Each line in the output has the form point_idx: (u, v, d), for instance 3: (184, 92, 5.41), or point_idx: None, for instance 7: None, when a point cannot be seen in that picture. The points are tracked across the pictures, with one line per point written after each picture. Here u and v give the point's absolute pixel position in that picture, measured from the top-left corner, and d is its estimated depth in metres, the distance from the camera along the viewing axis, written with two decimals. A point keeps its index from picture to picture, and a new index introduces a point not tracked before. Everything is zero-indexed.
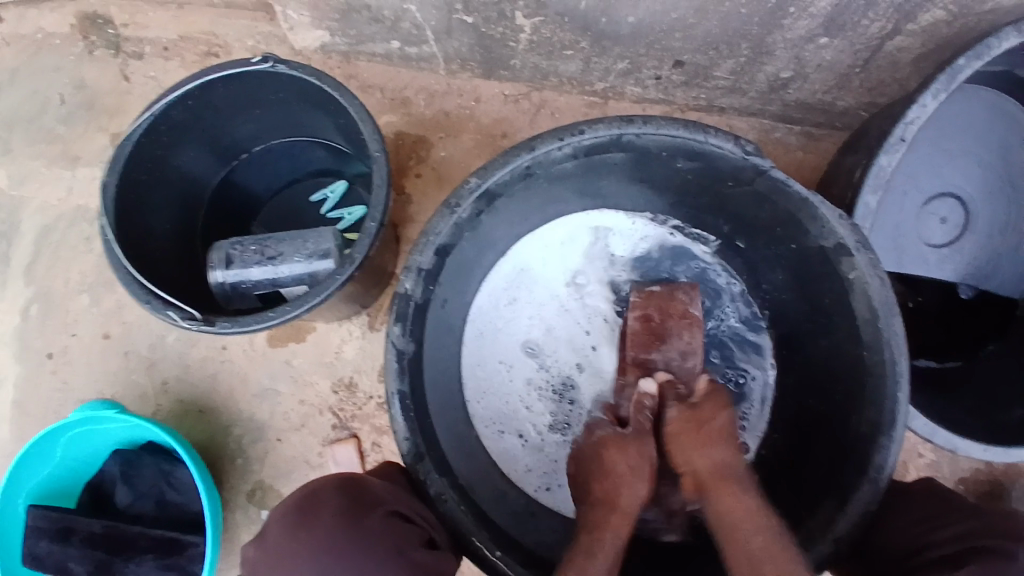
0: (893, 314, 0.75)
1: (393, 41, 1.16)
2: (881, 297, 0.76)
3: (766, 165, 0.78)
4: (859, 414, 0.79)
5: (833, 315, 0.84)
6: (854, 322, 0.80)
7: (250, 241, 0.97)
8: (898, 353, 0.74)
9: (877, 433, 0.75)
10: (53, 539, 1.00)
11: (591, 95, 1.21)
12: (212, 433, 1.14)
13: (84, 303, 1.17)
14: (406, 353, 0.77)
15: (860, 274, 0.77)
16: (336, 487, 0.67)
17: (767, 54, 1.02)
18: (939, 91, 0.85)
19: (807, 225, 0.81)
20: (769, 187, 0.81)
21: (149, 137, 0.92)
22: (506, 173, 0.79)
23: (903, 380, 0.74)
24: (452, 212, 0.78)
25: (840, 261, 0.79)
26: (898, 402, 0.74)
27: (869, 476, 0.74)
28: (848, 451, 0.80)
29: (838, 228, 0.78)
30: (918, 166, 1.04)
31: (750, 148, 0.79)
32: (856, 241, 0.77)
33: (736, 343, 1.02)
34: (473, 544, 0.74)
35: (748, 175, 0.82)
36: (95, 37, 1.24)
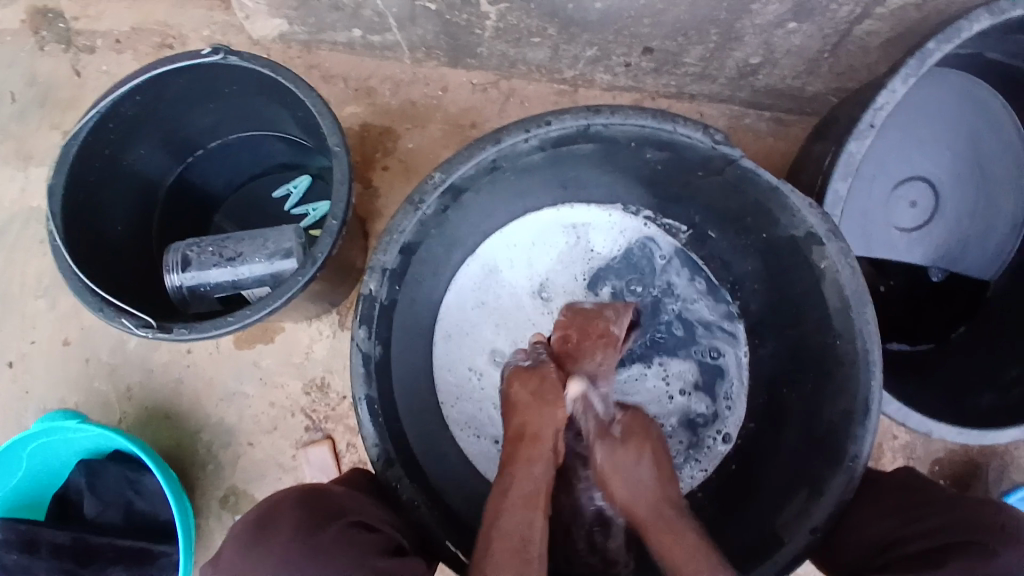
0: (864, 303, 0.75)
1: (355, 29, 1.12)
2: (852, 286, 0.76)
3: (736, 154, 0.77)
4: (833, 404, 0.79)
5: (804, 304, 0.84)
6: (827, 312, 0.80)
7: (207, 242, 0.94)
8: (870, 341, 0.74)
9: (850, 421, 0.75)
10: (20, 553, 0.98)
11: (561, 84, 1.19)
12: (181, 438, 1.11)
13: (41, 307, 1.13)
14: (373, 356, 0.75)
15: (831, 264, 0.77)
16: (297, 501, 0.65)
17: (736, 40, 1.00)
18: (909, 76, 0.84)
19: (778, 215, 0.81)
20: (739, 177, 0.80)
21: (97, 136, 0.88)
22: (470, 168, 0.77)
23: (875, 368, 0.74)
24: (416, 209, 0.76)
25: (811, 251, 0.79)
26: (869, 390, 0.74)
27: (844, 464, 0.75)
28: (822, 441, 0.80)
29: (809, 217, 0.77)
30: (888, 150, 1.04)
31: (719, 137, 0.77)
32: (827, 229, 0.76)
33: (712, 335, 1.01)
34: (445, 548, 0.73)
35: (718, 165, 0.80)
36: (44, 31, 1.18)
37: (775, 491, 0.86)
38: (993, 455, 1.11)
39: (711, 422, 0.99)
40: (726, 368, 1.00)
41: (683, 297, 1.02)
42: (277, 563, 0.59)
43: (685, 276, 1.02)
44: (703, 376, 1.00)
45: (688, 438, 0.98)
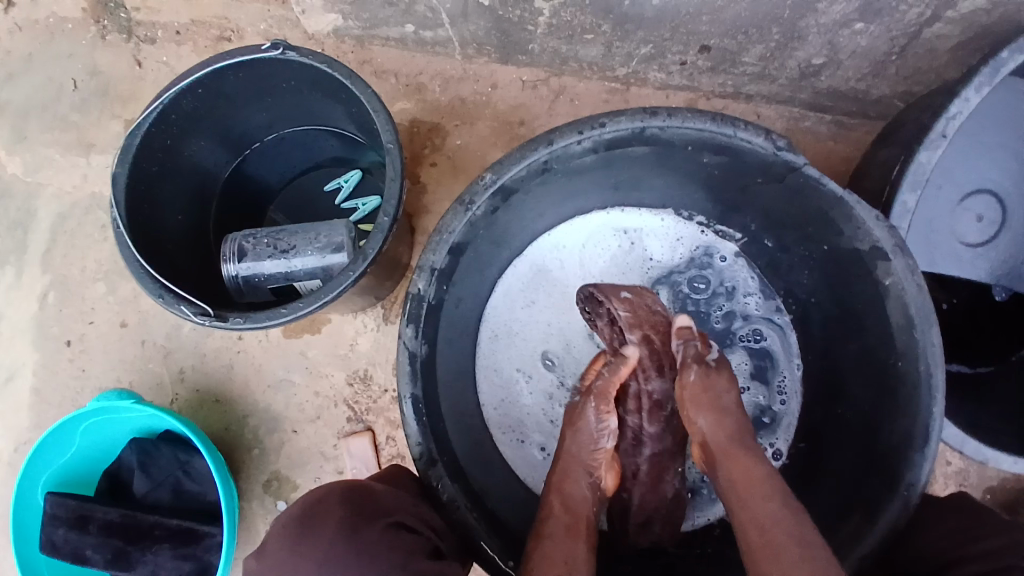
0: (930, 323, 0.72)
1: (408, 25, 1.12)
2: (917, 303, 0.72)
3: (799, 161, 0.74)
4: (891, 427, 0.76)
5: (864, 319, 0.81)
6: (889, 329, 0.77)
7: (262, 234, 0.95)
8: (934, 363, 0.71)
9: (908, 446, 0.72)
10: (71, 527, 1.01)
11: (612, 82, 1.17)
12: (228, 423, 1.14)
13: (100, 291, 1.17)
14: (419, 355, 0.76)
15: (896, 279, 0.74)
16: (341, 495, 0.66)
17: (799, 39, 0.97)
18: (982, 85, 0.80)
19: (841, 225, 0.78)
20: (801, 184, 0.77)
21: (160, 127, 0.91)
22: (522, 169, 0.77)
23: (938, 393, 0.71)
24: (466, 210, 0.76)
25: (875, 265, 0.76)
26: (931, 415, 0.71)
27: (899, 491, 0.71)
28: (878, 463, 0.77)
29: (875, 229, 0.74)
30: (954, 160, 0.99)
31: (781, 143, 0.75)
32: (893, 244, 0.73)
33: (766, 342, 0.98)
34: (485, 550, 0.73)
35: (779, 171, 0.78)
36: (106, 21, 1.22)
37: (825, 514, 0.83)
38: None
39: (763, 432, 0.95)
40: (776, 369, 0.97)
41: (738, 303, 0.99)
42: (323, 560, 0.60)
43: (740, 282, 0.99)
44: (756, 384, 0.97)
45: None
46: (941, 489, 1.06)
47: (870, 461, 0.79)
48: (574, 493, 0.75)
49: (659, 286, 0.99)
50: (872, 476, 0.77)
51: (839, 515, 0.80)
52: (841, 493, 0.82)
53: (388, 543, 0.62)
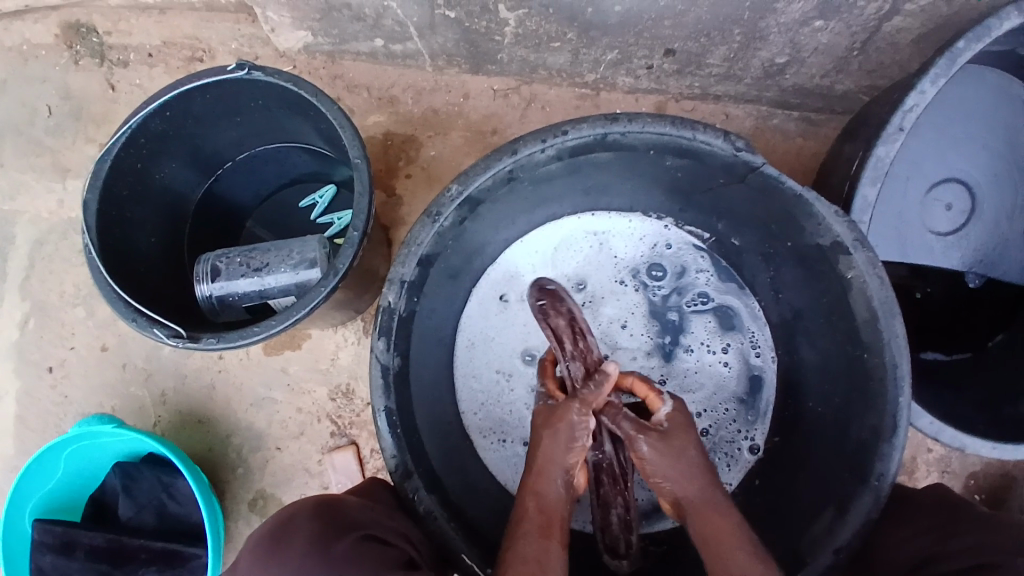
0: (893, 315, 0.73)
1: (377, 39, 1.13)
2: (880, 296, 0.73)
3: (758, 161, 0.75)
4: (861, 420, 0.77)
5: (830, 315, 0.82)
6: (853, 324, 0.78)
7: (235, 252, 0.96)
8: (899, 354, 0.72)
9: (878, 439, 0.73)
10: (57, 553, 1.01)
11: (582, 87, 1.18)
12: (211, 443, 1.14)
13: (79, 315, 1.17)
14: (391, 368, 0.76)
15: (858, 273, 0.75)
16: (310, 515, 0.66)
17: (762, 39, 0.98)
18: (939, 76, 0.81)
19: (803, 223, 0.78)
20: (763, 184, 0.78)
21: (130, 150, 0.91)
22: (487, 179, 0.77)
23: (903, 384, 0.72)
24: (433, 222, 0.76)
25: (837, 260, 0.77)
26: (897, 406, 0.72)
27: (871, 484, 0.72)
28: (850, 457, 0.78)
29: (835, 225, 0.75)
30: (921, 152, 1.00)
31: (740, 144, 0.75)
32: (854, 238, 0.74)
33: (734, 321, 0.99)
34: (463, 561, 0.73)
35: (740, 172, 0.78)
36: (78, 45, 1.22)
37: (799, 508, 0.84)
38: None
39: (750, 409, 0.96)
40: (747, 342, 0.98)
41: (701, 287, 1.00)
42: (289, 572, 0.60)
43: (697, 266, 1.00)
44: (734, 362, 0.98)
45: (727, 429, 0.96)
46: (923, 479, 1.07)
47: (844, 453, 0.80)
48: (549, 493, 0.73)
49: (626, 282, 1.01)
50: (847, 471, 0.78)
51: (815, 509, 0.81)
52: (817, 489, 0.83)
53: (355, 557, 0.62)
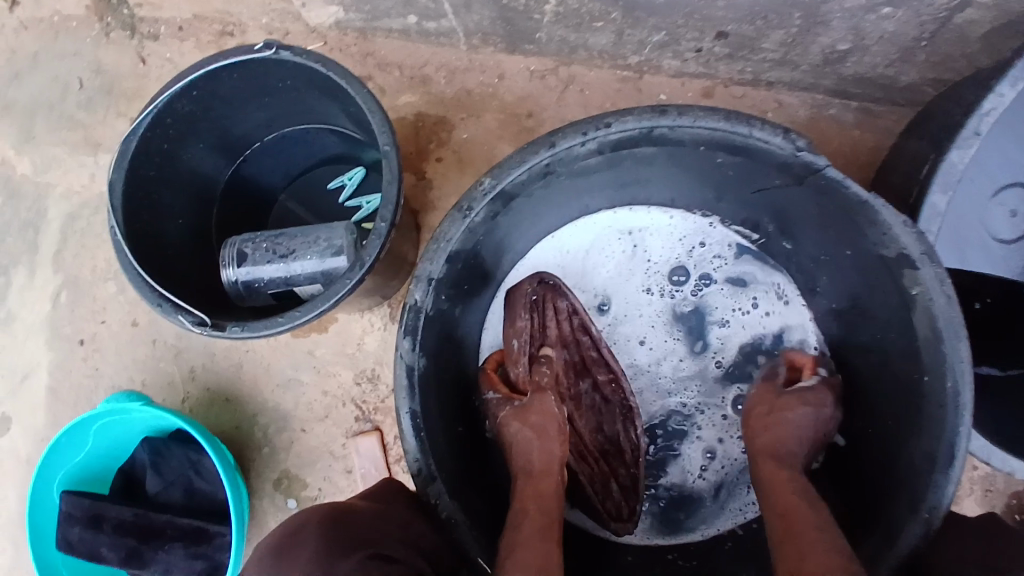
0: (959, 336, 0.67)
1: (411, 15, 1.09)
2: (946, 316, 0.68)
3: (820, 162, 0.70)
4: (915, 443, 0.73)
5: (891, 332, 0.78)
6: (916, 341, 0.73)
7: (261, 238, 0.94)
8: (961, 381, 0.67)
9: (931, 468, 0.69)
10: (86, 526, 1.03)
11: (625, 70, 1.11)
12: (239, 421, 1.14)
13: (111, 291, 1.18)
14: (416, 368, 0.74)
15: (924, 289, 0.69)
16: (318, 528, 0.65)
17: (822, 24, 0.90)
18: (1019, 78, 0.73)
19: (866, 228, 0.74)
20: (823, 186, 0.73)
21: (157, 130, 0.89)
22: (523, 173, 0.73)
23: (965, 412, 0.67)
24: (464, 217, 0.73)
25: (902, 272, 0.72)
26: (957, 436, 0.67)
27: (920, 515, 0.68)
28: (900, 481, 0.74)
29: (902, 235, 0.70)
30: (989, 152, 0.92)
31: (801, 143, 0.70)
32: (921, 251, 0.69)
33: (768, 301, 0.95)
34: (479, 565, 0.71)
35: (798, 172, 0.73)
36: (110, 18, 1.21)
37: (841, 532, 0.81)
38: None
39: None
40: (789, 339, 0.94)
41: (732, 273, 0.95)
42: None
43: (723, 253, 0.95)
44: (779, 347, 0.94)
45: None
46: (968, 496, 1.01)
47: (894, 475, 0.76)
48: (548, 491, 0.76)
49: (656, 277, 0.96)
50: (894, 494, 0.74)
51: (859, 533, 0.77)
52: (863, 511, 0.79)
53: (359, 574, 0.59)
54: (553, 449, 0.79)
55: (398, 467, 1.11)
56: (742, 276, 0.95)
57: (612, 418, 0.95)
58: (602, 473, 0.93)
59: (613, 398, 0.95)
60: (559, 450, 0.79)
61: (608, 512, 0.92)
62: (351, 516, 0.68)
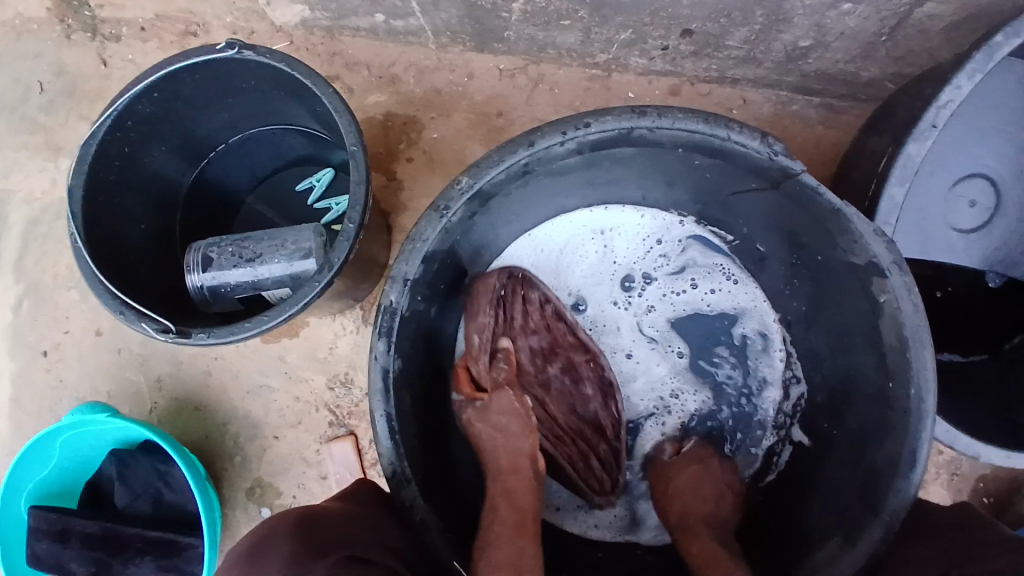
0: (923, 344, 0.69)
1: (378, 14, 1.08)
2: (912, 323, 0.69)
3: (796, 168, 0.70)
4: (877, 448, 0.75)
5: (854, 335, 0.79)
6: (881, 349, 0.74)
7: (227, 242, 0.92)
8: (925, 389, 0.69)
9: (894, 472, 0.71)
10: (52, 540, 1.00)
11: (593, 68, 1.12)
12: (208, 430, 1.12)
13: (74, 299, 1.15)
14: (391, 369, 0.73)
15: (891, 298, 0.71)
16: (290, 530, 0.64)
17: (785, 22, 0.92)
18: (975, 72, 0.75)
19: (836, 237, 0.74)
20: (798, 192, 0.73)
21: (115, 135, 0.87)
22: (502, 172, 0.73)
23: (927, 419, 0.69)
24: (441, 216, 0.72)
25: (871, 279, 0.72)
26: (918, 442, 0.69)
27: (882, 519, 0.71)
28: (864, 481, 0.76)
29: (872, 244, 0.70)
30: (948, 146, 0.95)
31: (778, 147, 0.71)
32: (890, 260, 0.70)
33: (723, 285, 0.97)
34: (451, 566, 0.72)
35: (775, 177, 0.73)
36: (68, 19, 1.18)
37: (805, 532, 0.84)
38: None
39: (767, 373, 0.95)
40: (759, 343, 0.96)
41: (690, 261, 0.97)
42: None
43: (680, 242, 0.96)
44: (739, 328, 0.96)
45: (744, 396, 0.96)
46: (932, 482, 1.04)
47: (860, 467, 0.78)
48: (520, 494, 0.79)
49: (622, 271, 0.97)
50: (864, 489, 0.75)
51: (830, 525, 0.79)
52: (832, 504, 0.81)
53: None
54: (520, 444, 0.82)
55: (373, 471, 1.10)
56: (712, 281, 0.97)
57: (586, 398, 0.97)
58: (582, 452, 0.95)
59: (585, 379, 0.97)
60: (529, 442, 0.82)
61: (591, 487, 0.95)
62: (324, 517, 0.67)
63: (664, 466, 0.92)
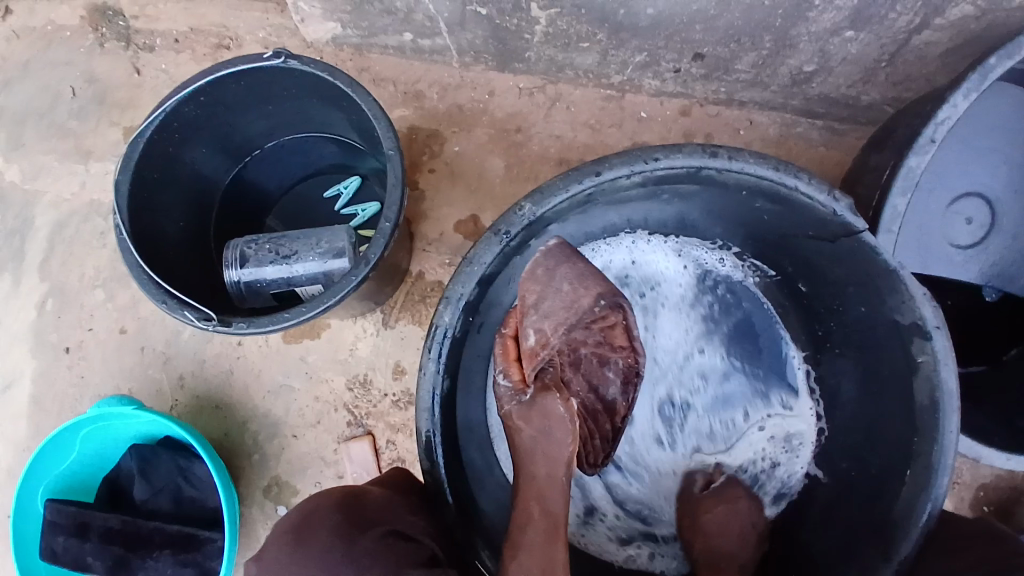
0: (953, 407, 0.73)
1: (406, 33, 1.14)
2: (945, 386, 0.74)
3: (859, 224, 0.75)
4: (893, 495, 0.80)
5: (883, 349, 0.83)
6: (910, 392, 0.79)
7: (263, 240, 0.97)
8: (948, 452, 0.74)
9: (908, 522, 0.76)
10: (71, 534, 1.01)
11: (608, 89, 1.18)
12: (228, 429, 1.14)
13: (99, 298, 1.18)
14: (440, 388, 0.77)
15: (930, 361, 0.75)
16: (336, 508, 0.70)
17: (791, 47, 0.99)
18: (971, 90, 0.81)
19: (885, 294, 0.79)
20: (854, 247, 0.78)
21: (162, 134, 0.92)
22: (564, 199, 0.77)
23: (943, 473, 0.74)
24: (499, 241, 0.76)
25: (913, 340, 0.77)
26: (934, 494, 0.74)
27: (893, 562, 0.76)
28: (879, 520, 0.81)
29: (923, 308, 0.74)
30: (947, 165, 1.01)
31: (842, 200, 0.75)
32: (937, 322, 0.74)
33: (756, 341, 1.01)
34: (478, 566, 0.78)
35: (835, 230, 0.78)
36: (104, 29, 1.23)
37: (825, 560, 0.88)
38: None
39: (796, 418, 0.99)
40: (789, 385, 1.00)
41: (728, 316, 1.02)
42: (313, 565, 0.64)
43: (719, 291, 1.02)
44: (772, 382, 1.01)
45: (776, 452, 0.99)
46: None
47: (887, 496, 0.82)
48: (553, 500, 0.75)
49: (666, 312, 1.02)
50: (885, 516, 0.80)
51: (850, 552, 0.84)
52: (852, 534, 0.85)
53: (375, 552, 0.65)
54: (561, 451, 0.76)
55: None
56: (748, 325, 1.02)
57: (609, 382, 0.89)
58: (589, 433, 0.89)
59: (611, 365, 0.88)
60: (570, 450, 0.77)
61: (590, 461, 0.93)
62: (367, 499, 0.72)
63: (692, 501, 0.95)
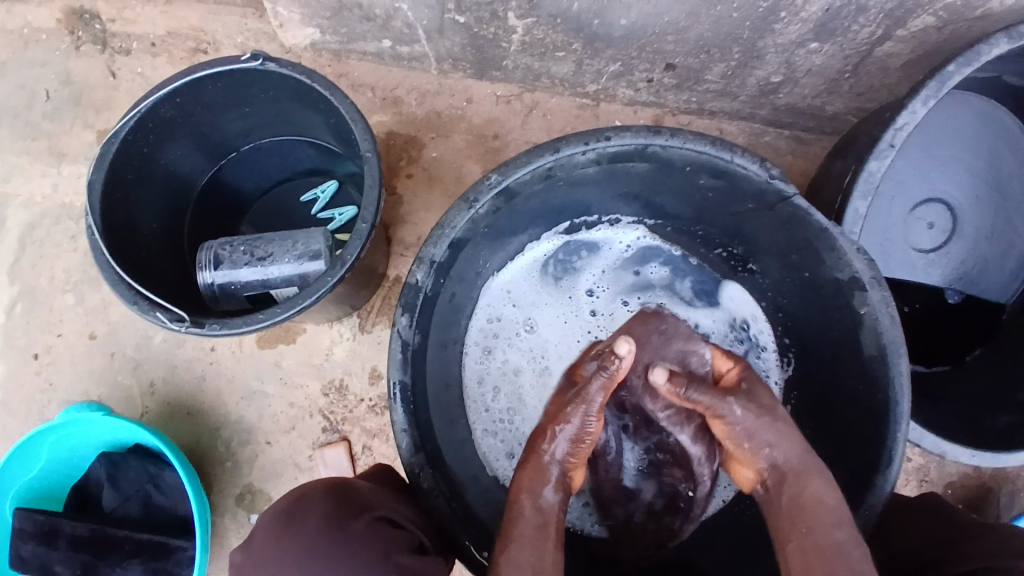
0: (900, 354, 0.75)
1: (385, 40, 1.15)
2: (890, 334, 0.76)
3: (790, 191, 0.79)
4: (860, 451, 0.80)
5: (840, 346, 0.85)
6: (863, 357, 0.81)
7: (239, 241, 0.97)
8: (903, 395, 0.74)
9: (873, 470, 0.76)
10: (38, 541, 0.99)
11: (583, 97, 1.21)
12: (200, 435, 1.13)
13: (69, 302, 1.16)
14: (411, 344, 0.79)
15: (871, 310, 0.78)
16: (322, 495, 0.70)
17: (758, 58, 1.02)
18: (929, 97, 0.85)
19: (824, 255, 0.82)
20: (791, 214, 0.82)
21: (138, 134, 0.92)
22: (527, 173, 0.80)
23: (903, 422, 0.74)
24: (469, 207, 0.79)
25: (854, 295, 0.80)
26: (895, 440, 0.74)
27: (860, 513, 0.76)
28: (846, 486, 0.82)
29: (856, 261, 0.78)
30: (907, 172, 1.06)
31: (775, 172, 0.79)
32: (871, 275, 0.77)
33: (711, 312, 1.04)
34: (463, 545, 0.77)
35: (771, 200, 0.82)
36: (80, 32, 1.22)
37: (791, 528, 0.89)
38: (1007, 479, 1.11)
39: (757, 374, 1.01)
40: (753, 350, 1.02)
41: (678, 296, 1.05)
42: (298, 556, 0.64)
43: (662, 286, 1.05)
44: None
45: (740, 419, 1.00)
46: (903, 488, 1.11)
47: (854, 449, 0.82)
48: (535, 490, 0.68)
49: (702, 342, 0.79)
50: (852, 475, 0.81)
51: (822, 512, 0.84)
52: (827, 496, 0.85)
53: (367, 541, 0.66)
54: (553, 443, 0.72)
55: None
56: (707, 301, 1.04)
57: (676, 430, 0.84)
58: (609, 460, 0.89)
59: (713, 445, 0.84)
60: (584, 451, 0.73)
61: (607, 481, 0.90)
62: (353, 489, 0.73)
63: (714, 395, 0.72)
